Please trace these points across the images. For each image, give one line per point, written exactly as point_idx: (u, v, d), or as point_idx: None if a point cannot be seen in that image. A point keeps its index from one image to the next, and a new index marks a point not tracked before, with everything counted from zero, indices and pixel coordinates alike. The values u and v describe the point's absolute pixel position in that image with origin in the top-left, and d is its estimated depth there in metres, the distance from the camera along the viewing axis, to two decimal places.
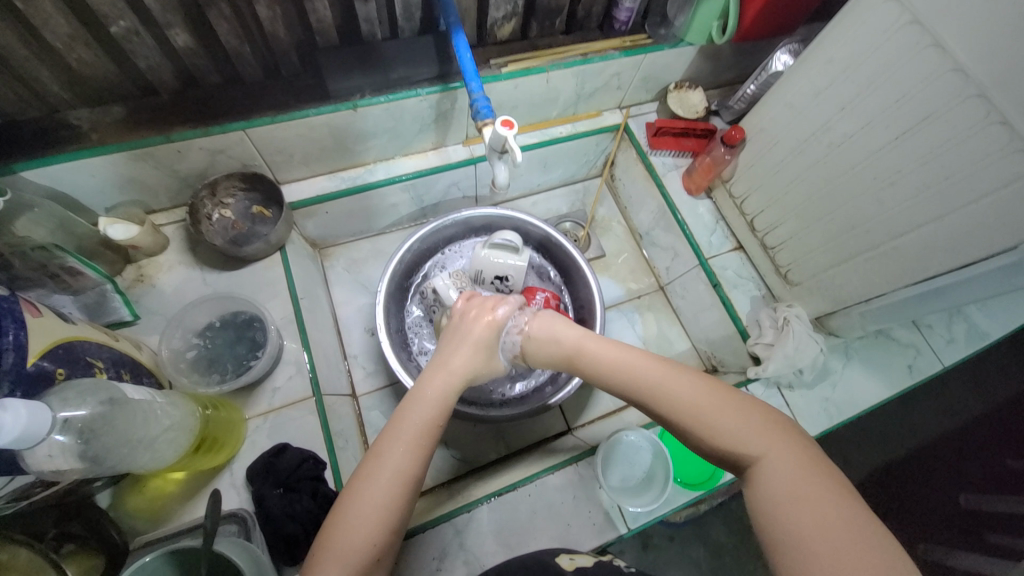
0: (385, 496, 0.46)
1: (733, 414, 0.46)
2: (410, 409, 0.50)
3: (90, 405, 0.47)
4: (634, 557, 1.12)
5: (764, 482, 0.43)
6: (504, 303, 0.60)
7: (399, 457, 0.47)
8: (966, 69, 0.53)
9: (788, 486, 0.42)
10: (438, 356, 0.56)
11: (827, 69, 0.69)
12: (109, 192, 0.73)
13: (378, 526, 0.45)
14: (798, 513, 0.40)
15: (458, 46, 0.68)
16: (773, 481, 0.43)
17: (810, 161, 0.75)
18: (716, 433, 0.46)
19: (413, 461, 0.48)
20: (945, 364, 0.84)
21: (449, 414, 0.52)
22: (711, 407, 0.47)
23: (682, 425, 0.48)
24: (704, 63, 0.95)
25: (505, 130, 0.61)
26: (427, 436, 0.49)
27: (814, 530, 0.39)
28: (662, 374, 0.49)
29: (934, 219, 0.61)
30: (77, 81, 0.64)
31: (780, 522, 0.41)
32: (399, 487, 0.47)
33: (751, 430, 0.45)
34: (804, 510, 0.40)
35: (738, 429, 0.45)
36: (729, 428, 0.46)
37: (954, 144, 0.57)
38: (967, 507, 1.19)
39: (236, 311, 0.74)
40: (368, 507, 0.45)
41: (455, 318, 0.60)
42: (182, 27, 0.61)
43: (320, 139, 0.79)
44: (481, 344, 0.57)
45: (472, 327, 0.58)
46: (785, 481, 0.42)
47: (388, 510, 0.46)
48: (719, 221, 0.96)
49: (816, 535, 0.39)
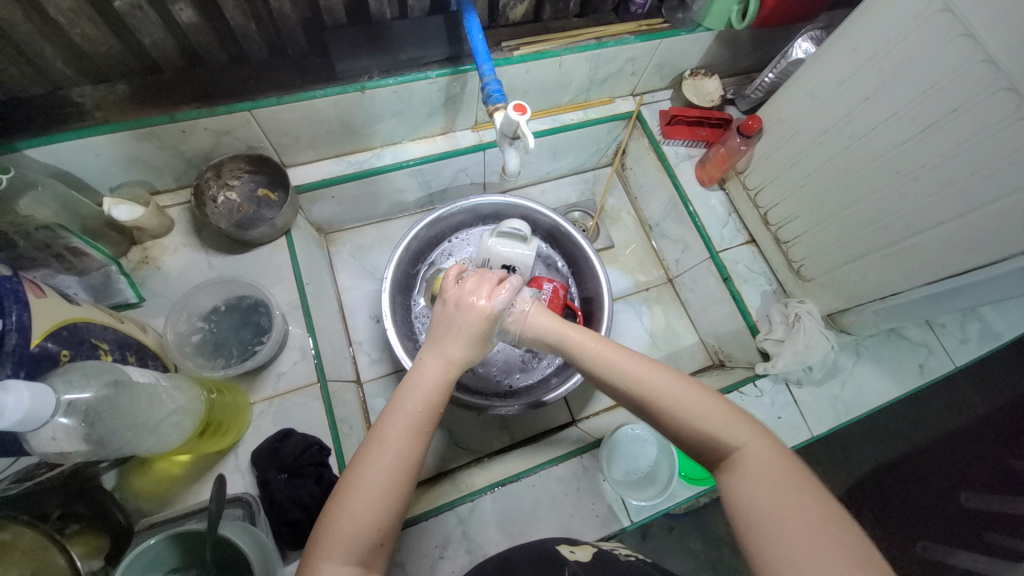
0: (388, 483, 0.45)
1: (710, 403, 0.47)
2: (407, 396, 0.50)
3: (94, 388, 0.46)
4: (633, 546, 1.12)
5: (740, 474, 0.44)
6: (501, 287, 0.57)
7: (398, 446, 0.47)
8: (998, 60, 0.51)
9: (762, 474, 0.43)
10: (431, 344, 0.55)
11: (851, 57, 0.67)
12: (114, 173, 0.72)
13: (381, 512, 0.45)
14: (769, 501, 0.41)
15: (470, 27, 0.66)
16: (751, 470, 0.44)
17: (829, 153, 0.73)
18: (696, 423, 0.46)
19: (413, 447, 0.47)
20: (957, 363, 0.83)
21: (445, 402, 0.52)
22: (690, 398, 0.47)
23: (667, 415, 0.47)
24: (721, 50, 0.92)
25: (517, 116, 0.59)
26: (423, 424, 0.49)
27: (786, 516, 0.40)
28: (644, 366, 0.49)
29: (955, 216, 0.59)
30: (81, 57, 0.62)
31: (751, 506, 0.42)
32: (400, 476, 0.46)
33: (728, 420, 0.46)
34: (776, 501, 0.41)
35: (719, 420, 0.46)
36: (710, 419, 0.46)
37: (981, 139, 0.55)
38: (969, 507, 1.18)
39: (241, 295, 0.73)
40: (371, 495, 0.45)
41: (447, 303, 0.57)
42: (187, 2, 0.59)
43: (327, 121, 0.77)
44: (477, 333, 0.55)
45: (468, 313, 0.55)
46: (759, 472, 0.43)
47: (393, 496, 0.46)
48: (731, 213, 0.94)
49: (785, 524, 0.40)
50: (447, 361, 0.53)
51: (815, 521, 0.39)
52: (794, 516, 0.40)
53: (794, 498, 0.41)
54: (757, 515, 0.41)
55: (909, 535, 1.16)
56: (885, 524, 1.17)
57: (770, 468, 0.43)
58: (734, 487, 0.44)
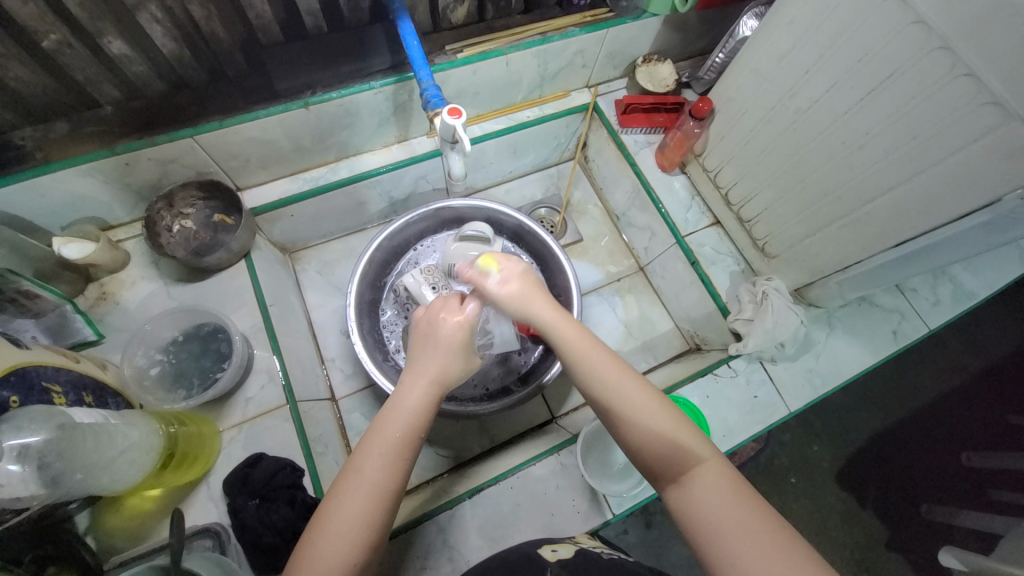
0: (365, 512, 0.46)
1: (666, 414, 0.49)
2: (386, 421, 0.50)
3: (44, 431, 0.46)
4: (637, 536, 1.12)
5: (702, 483, 0.47)
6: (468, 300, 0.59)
7: (375, 471, 0.47)
8: (928, 20, 0.51)
9: (720, 490, 0.46)
10: (411, 363, 0.55)
11: (788, 31, 0.66)
12: (63, 211, 0.71)
13: (362, 538, 0.45)
14: (721, 509, 0.45)
15: (405, 34, 0.66)
16: (706, 482, 0.47)
17: (778, 129, 0.73)
18: (656, 435, 0.49)
19: (392, 474, 0.48)
20: (931, 327, 0.83)
21: (427, 423, 0.53)
22: (638, 393, 0.50)
23: (632, 422, 0.49)
24: (670, 34, 0.92)
25: (453, 120, 0.58)
26: (407, 444, 0.50)
27: (734, 524, 0.44)
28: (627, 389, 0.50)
29: (904, 180, 0.59)
30: (15, 99, 0.61)
31: (700, 518, 0.45)
32: (378, 502, 0.47)
33: (682, 424, 0.49)
34: (728, 502, 0.45)
35: (670, 422, 0.49)
36: (662, 424, 0.49)
37: (922, 100, 0.54)
38: (970, 467, 1.18)
39: (198, 323, 0.73)
40: (349, 522, 0.45)
41: (421, 326, 0.58)
42: (115, 33, 0.59)
43: (276, 140, 0.77)
44: (457, 344, 0.56)
45: (441, 330, 0.56)
46: (717, 483, 0.46)
47: (369, 525, 0.46)
48: (694, 196, 0.94)
49: (731, 531, 0.43)
50: (434, 379, 0.54)
51: (767, 525, 0.43)
52: (745, 524, 0.43)
53: (743, 512, 0.44)
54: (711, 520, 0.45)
55: (911, 500, 1.16)
56: (886, 491, 1.17)
57: (724, 481, 0.47)
58: (691, 498, 0.46)
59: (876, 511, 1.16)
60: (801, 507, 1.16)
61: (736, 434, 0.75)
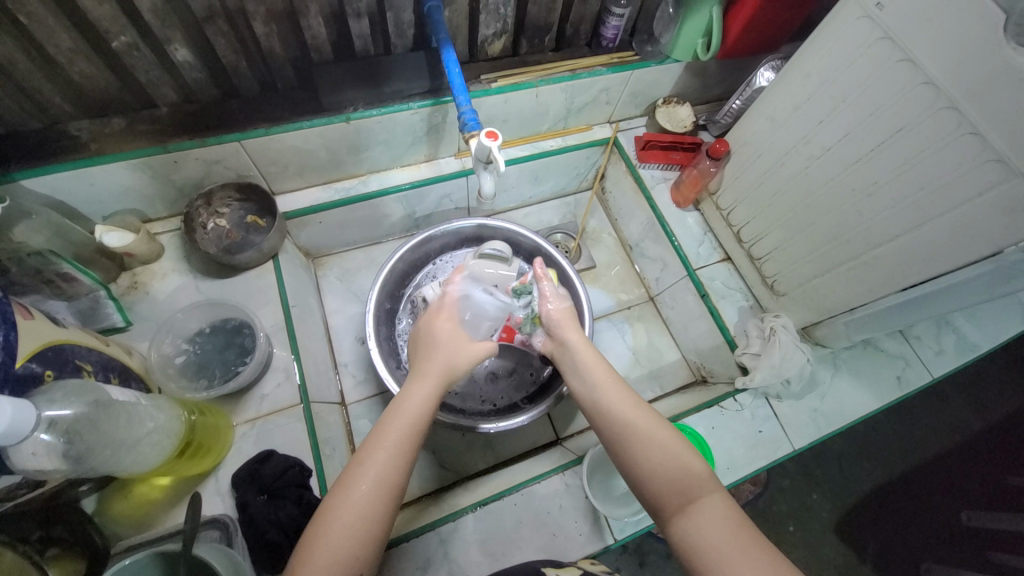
0: (378, 497, 0.48)
1: (677, 452, 0.52)
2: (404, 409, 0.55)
3: (75, 405, 0.48)
4: (630, 572, 1.10)
5: (706, 509, 0.48)
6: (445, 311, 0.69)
7: (389, 456, 0.50)
8: (937, 82, 0.55)
9: (719, 516, 0.47)
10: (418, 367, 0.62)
11: (804, 83, 0.71)
12: (108, 201, 0.75)
13: (375, 519, 0.47)
14: (719, 534, 0.46)
15: (447, 62, 0.70)
16: (707, 511, 0.47)
17: (792, 172, 0.76)
18: (661, 467, 0.51)
19: (401, 459, 0.51)
20: (934, 375, 0.84)
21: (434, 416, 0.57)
22: (652, 426, 0.54)
23: (638, 451, 0.53)
24: (691, 80, 0.97)
25: (489, 142, 0.62)
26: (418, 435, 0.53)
27: (731, 548, 0.45)
28: (646, 421, 0.55)
29: (912, 229, 0.62)
30: (81, 94, 0.66)
31: (697, 538, 0.46)
32: (389, 487, 0.49)
33: (687, 457, 0.52)
34: (727, 529, 0.46)
35: (684, 460, 0.51)
36: (672, 447, 0.52)
37: (929, 154, 0.58)
38: (969, 526, 1.14)
39: (226, 318, 0.75)
40: (359, 505, 0.47)
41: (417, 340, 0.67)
42: (182, 41, 0.63)
43: (314, 150, 0.81)
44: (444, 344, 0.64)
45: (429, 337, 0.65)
46: (714, 508, 0.48)
47: (376, 508, 0.47)
48: (707, 232, 0.97)
49: (729, 550, 0.44)
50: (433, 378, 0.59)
51: (761, 548, 0.44)
52: (741, 549, 0.44)
53: (737, 534, 0.45)
54: (710, 545, 0.45)
55: (909, 556, 1.14)
56: (886, 546, 1.15)
57: (725, 509, 0.48)
58: (691, 524, 0.47)
59: (873, 564, 1.14)
60: (798, 555, 1.14)
61: (740, 467, 0.75)
